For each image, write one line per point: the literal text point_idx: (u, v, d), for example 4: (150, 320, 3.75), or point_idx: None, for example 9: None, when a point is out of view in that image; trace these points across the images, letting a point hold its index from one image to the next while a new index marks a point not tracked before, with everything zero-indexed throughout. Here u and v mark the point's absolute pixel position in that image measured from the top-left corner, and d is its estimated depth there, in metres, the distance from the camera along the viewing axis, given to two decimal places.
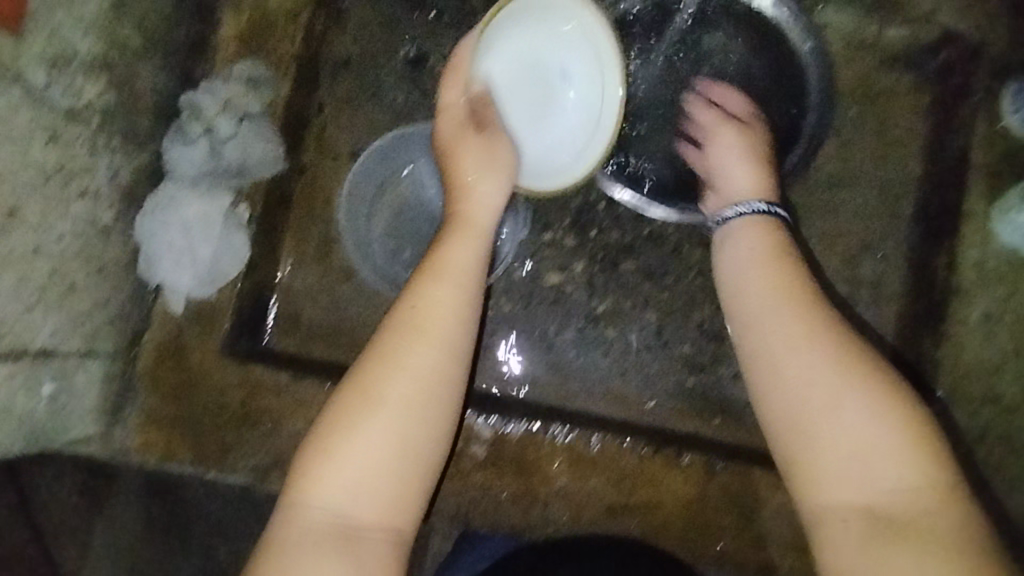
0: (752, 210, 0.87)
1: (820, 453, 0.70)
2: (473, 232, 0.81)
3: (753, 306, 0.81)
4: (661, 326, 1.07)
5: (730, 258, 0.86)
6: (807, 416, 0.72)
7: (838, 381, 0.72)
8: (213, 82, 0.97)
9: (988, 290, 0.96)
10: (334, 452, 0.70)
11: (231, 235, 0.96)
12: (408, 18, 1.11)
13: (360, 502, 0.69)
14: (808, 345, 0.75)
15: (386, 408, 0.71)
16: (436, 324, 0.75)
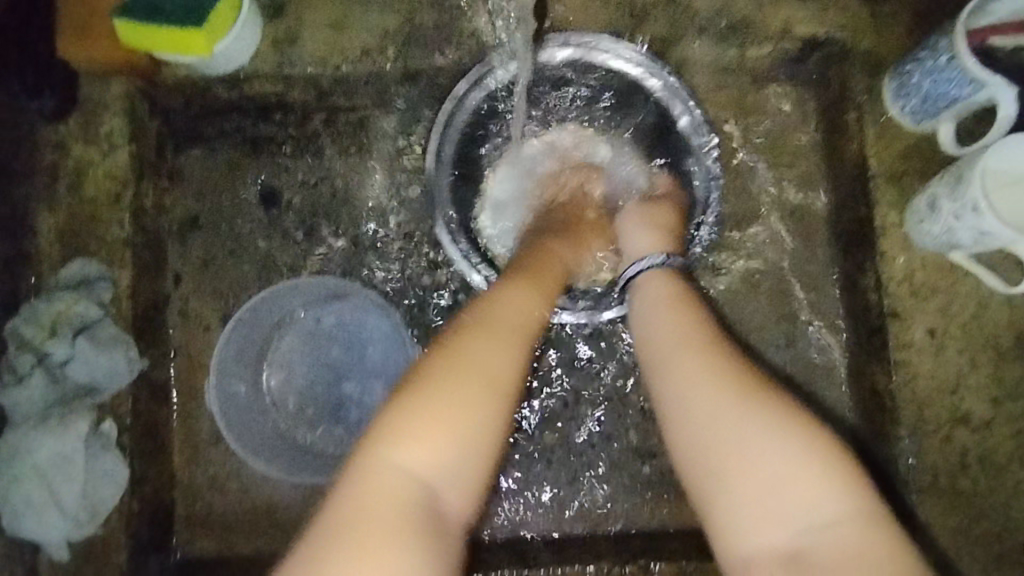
0: (649, 263, 0.78)
1: (728, 493, 0.59)
2: (555, 271, 0.79)
3: (649, 332, 0.71)
4: (599, 419, 0.96)
5: (634, 310, 0.75)
6: (704, 445, 0.61)
7: (740, 414, 0.61)
8: (36, 302, 0.86)
9: (925, 303, 0.88)
10: (435, 399, 0.57)
11: (100, 461, 0.86)
12: (248, 159, 1.02)
13: (450, 478, 0.56)
14: (704, 369, 0.64)
15: (489, 383, 0.59)
16: (508, 318, 0.65)
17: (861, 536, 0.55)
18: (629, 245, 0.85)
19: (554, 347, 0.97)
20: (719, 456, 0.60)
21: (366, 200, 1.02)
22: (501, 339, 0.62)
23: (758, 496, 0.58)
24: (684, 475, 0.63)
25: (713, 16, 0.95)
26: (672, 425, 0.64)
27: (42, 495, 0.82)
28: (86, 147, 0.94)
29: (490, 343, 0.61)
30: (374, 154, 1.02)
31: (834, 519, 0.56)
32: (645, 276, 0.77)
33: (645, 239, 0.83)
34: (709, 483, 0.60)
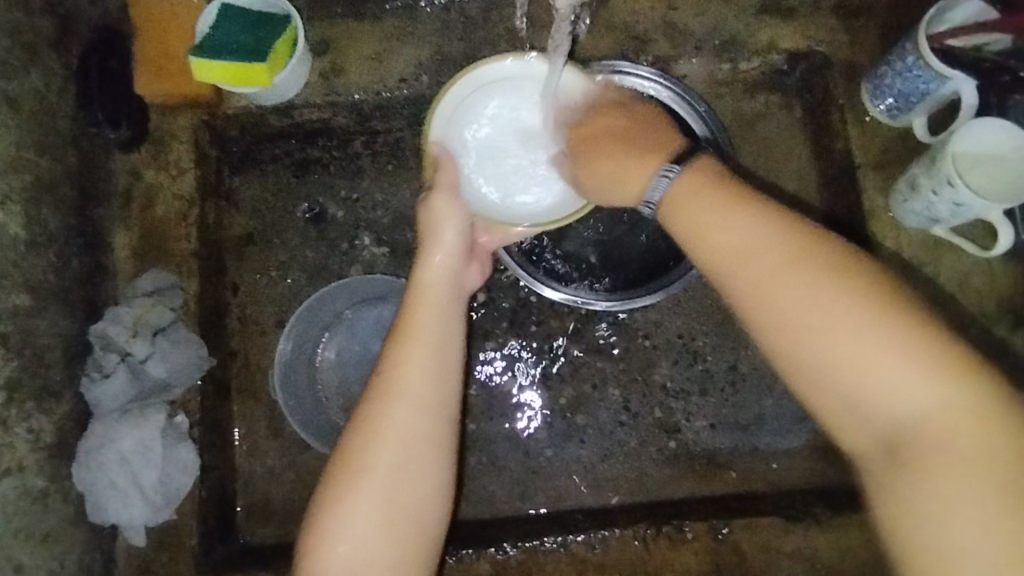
0: (669, 174, 0.71)
1: (853, 404, 0.58)
2: (433, 298, 0.77)
3: (736, 234, 0.65)
4: (627, 399, 1.04)
5: (675, 205, 0.70)
6: (831, 368, 0.58)
7: (872, 326, 0.57)
8: (118, 308, 0.96)
9: (914, 276, 0.98)
10: (336, 518, 0.67)
11: (175, 450, 0.93)
12: (297, 180, 1.13)
13: (368, 571, 0.66)
14: (791, 265, 0.61)
15: (378, 471, 0.69)
16: (416, 372, 0.72)
17: (979, 414, 0.54)
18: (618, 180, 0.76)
19: (582, 334, 1.06)
20: (855, 377, 0.57)
21: (404, 211, 1.13)
22: (408, 411, 0.71)
23: (890, 418, 0.57)
24: (815, 390, 0.60)
25: (707, 36, 1.08)
26: (793, 350, 0.60)
27: (127, 480, 0.90)
28: (155, 173, 1.05)
29: (376, 428, 0.70)
30: (405, 169, 1.14)
31: (967, 433, 0.54)
32: (672, 193, 0.70)
33: (635, 168, 0.74)
34: (826, 391, 0.59)
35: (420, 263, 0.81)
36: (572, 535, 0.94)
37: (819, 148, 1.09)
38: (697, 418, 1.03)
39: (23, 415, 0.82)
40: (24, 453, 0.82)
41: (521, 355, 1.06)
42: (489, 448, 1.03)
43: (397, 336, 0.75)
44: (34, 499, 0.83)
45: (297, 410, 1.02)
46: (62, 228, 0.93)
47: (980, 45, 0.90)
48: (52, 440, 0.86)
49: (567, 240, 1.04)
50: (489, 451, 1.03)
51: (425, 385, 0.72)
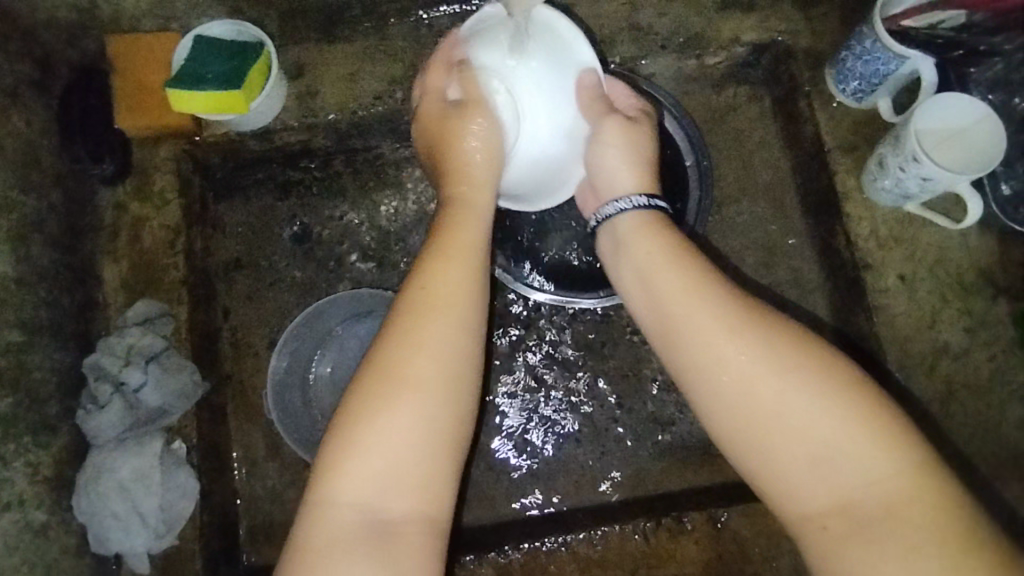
0: (633, 205, 0.82)
1: (773, 446, 0.66)
2: (473, 216, 0.81)
3: (662, 278, 0.74)
4: (619, 395, 1.05)
5: (628, 263, 0.79)
6: (752, 406, 0.66)
7: (770, 370, 0.66)
8: (109, 339, 0.97)
9: (891, 253, 1.00)
10: (369, 431, 0.69)
11: (175, 474, 0.94)
12: (281, 202, 1.16)
13: (395, 492, 0.69)
14: (723, 319, 0.69)
15: (421, 383, 0.71)
16: (459, 288, 0.75)
17: (881, 458, 0.62)
18: (607, 159, 0.86)
19: (571, 333, 1.07)
20: (766, 422, 0.66)
21: (388, 225, 1.15)
22: (450, 324, 0.74)
23: (792, 449, 0.65)
24: (716, 429, 0.69)
25: (671, 34, 1.10)
26: (724, 401, 0.68)
27: (127, 509, 0.90)
28: (140, 204, 1.07)
29: (417, 334, 0.73)
30: (386, 185, 1.16)
31: (871, 460, 0.63)
32: (626, 222, 0.81)
33: (635, 166, 0.86)
34: (747, 436, 0.67)
35: (460, 184, 0.83)
36: (572, 534, 0.94)
37: (791, 134, 1.11)
38: (691, 408, 1.04)
39: (19, 450, 0.83)
40: (22, 487, 0.83)
41: (512, 359, 1.06)
42: (486, 453, 1.04)
43: (441, 249, 0.77)
44: (35, 532, 0.83)
45: (291, 429, 1.04)
46: (50, 265, 0.95)
47: (935, 24, 0.92)
48: (51, 473, 0.87)
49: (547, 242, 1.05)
50: (487, 456, 1.03)
51: (463, 297, 0.76)
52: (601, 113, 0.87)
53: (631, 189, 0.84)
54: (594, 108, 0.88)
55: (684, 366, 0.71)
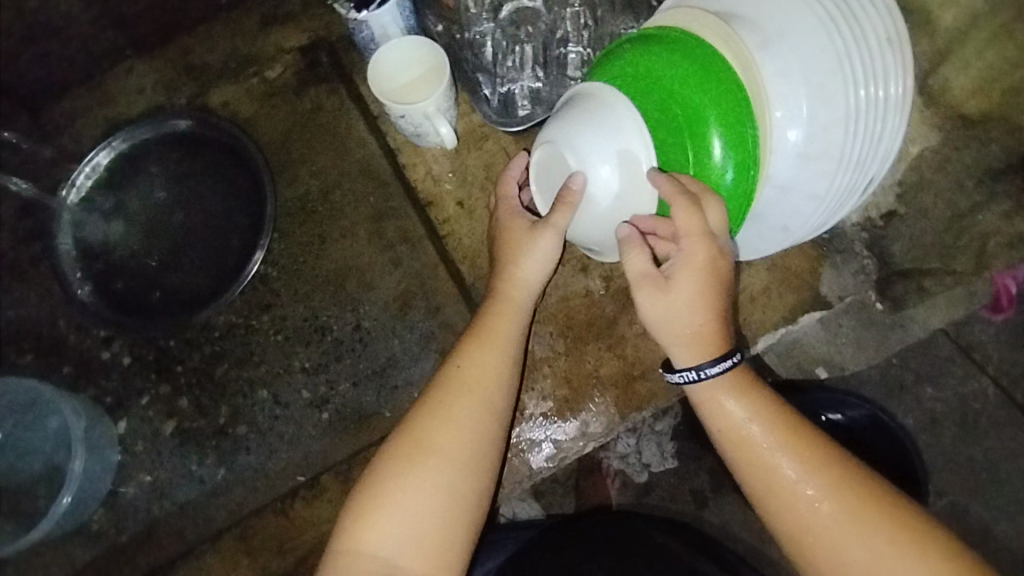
0: (704, 373, 0.76)
1: (843, 561, 0.69)
2: (512, 309, 0.90)
3: (744, 425, 0.75)
4: (276, 394, 1.14)
5: (717, 416, 0.77)
6: (823, 527, 0.70)
7: (861, 534, 0.69)
8: None
9: (447, 187, 1.14)
10: (406, 484, 0.81)
11: None
12: None
13: (401, 553, 0.79)
14: (803, 453, 0.73)
15: (450, 458, 0.82)
16: (490, 376, 0.87)
17: None
18: (670, 324, 0.78)
19: (220, 357, 1.16)
20: (830, 544, 0.70)
21: (35, 315, 1.19)
22: (472, 409, 0.85)
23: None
24: (780, 531, 0.73)
25: (228, 63, 1.24)
26: (788, 513, 0.72)
27: None
28: None
29: (440, 427, 0.84)
30: (15, 279, 1.20)
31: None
32: (703, 389, 0.78)
33: (695, 330, 0.77)
34: (806, 542, 0.71)
35: (507, 277, 0.91)
36: (250, 522, 1.09)
37: (362, 106, 1.21)
38: (341, 382, 1.13)
39: None
40: None
41: (174, 397, 1.15)
42: (169, 490, 1.11)
43: (479, 338, 0.89)
44: None
45: None
46: None
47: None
48: None
49: (162, 275, 1.18)
50: (168, 495, 1.11)
51: (499, 390, 0.88)
52: (637, 274, 0.78)
53: (698, 351, 0.78)
54: (635, 261, 0.78)
55: (763, 489, 0.73)
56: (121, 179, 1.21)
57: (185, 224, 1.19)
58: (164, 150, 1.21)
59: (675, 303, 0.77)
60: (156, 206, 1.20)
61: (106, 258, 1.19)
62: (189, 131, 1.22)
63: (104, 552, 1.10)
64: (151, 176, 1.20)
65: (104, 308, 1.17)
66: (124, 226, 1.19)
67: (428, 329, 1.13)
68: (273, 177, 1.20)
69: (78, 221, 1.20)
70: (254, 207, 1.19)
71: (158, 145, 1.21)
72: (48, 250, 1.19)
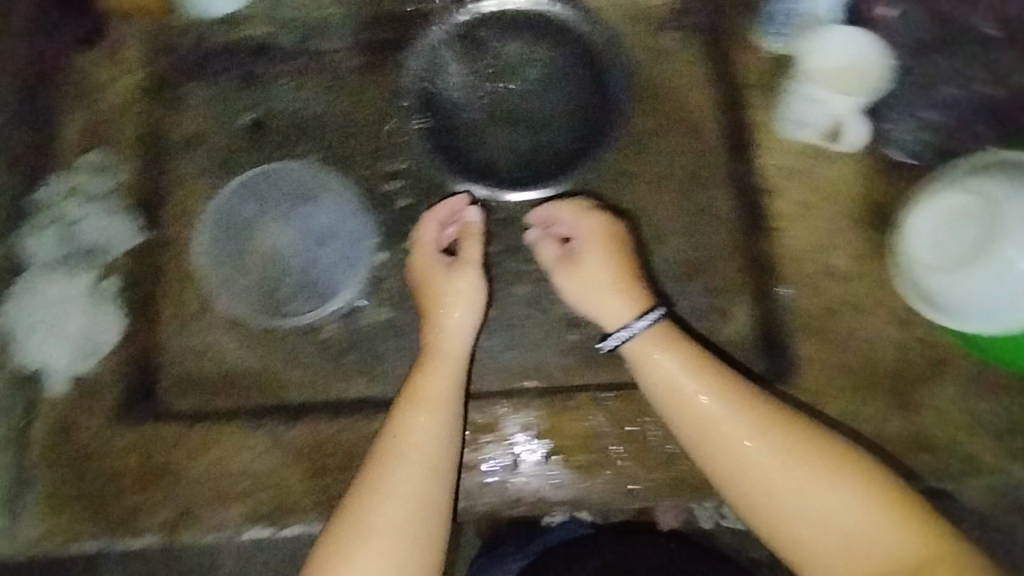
0: (635, 329, 0.91)
1: (787, 504, 0.77)
2: (440, 368, 0.95)
3: (684, 390, 0.86)
4: (535, 296, 1.13)
5: (648, 376, 0.90)
6: (746, 458, 0.81)
7: (757, 436, 0.81)
8: (66, 177, 1.08)
9: (791, 185, 1.12)
10: (373, 529, 0.82)
11: (103, 308, 1.03)
12: (240, 90, 1.21)
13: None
14: (764, 427, 0.82)
15: (383, 536, 0.82)
16: (422, 443, 0.89)
17: (906, 537, 0.73)
18: (595, 302, 0.96)
19: (496, 236, 1.14)
20: (778, 496, 0.78)
21: (342, 122, 1.21)
22: (393, 473, 0.86)
23: (767, 480, 0.79)
24: (738, 487, 0.81)
25: None
26: (743, 472, 0.80)
27: (56, 325, 1.00)
28: (111, 74, 1.17)
29: (381, 506, 0.84)
30: (344, 87, 1.21)
31: (867, 518, 0.75)
32: (634, 344, 0.91)
33: (622, 295, 0.94)
34: (790, 501, 0.77)
35: (436, 324, 1.00)
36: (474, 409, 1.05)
37: (729, 73, 1.18)
38: None
39: None
40: None
41: None
42: (403, 335, 1.10)
43: (406, 404, 0.91)
44: None
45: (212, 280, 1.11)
46: None
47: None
48: None
49: (485, 142, 1.16)
50: (403, 338, 1.10)
51: (440, 451, 0.89)
52: (551, 260, 1.01)
53: (626, 315, 0.93)
54: (545, 254, 1.02)
55: (706, 443, 0.83)
56: (487, 39, 1.20)
57: (524, 110, 1.17)
58: (539, 31, 1.20)
59: (594, 265, 0.97)
60: (508, 78, 1.19)
61: (442, 100, 1.19)
62: (572, 28, 1.20)
63: (325, 365, 1.08)
64: (518, 48, 1.19)
65: (420, 145, 1.18)
66: (470, 82, 1.19)
67: (708, 305, 1.11)
68: (628, 103, 1.18)
69: (437, 51, 1.21)
70: (600, 127, 1.16)
71: (537, 24, 1.20)
72: (394, 67, 1.21)
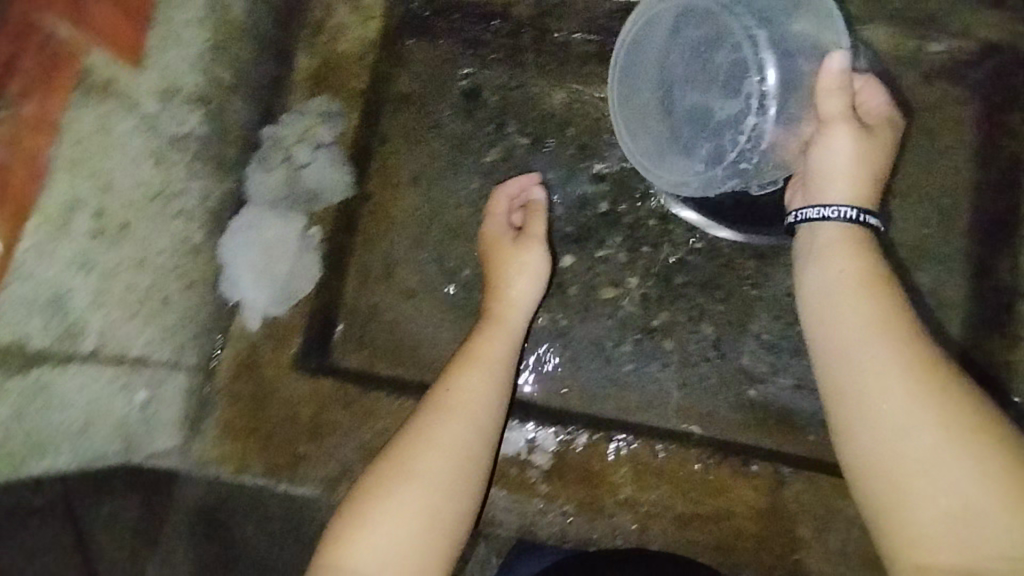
0: (839, 213, 0.83)
1: (917, 490, 0.66)
2: (503, 330, 0.96)
3: (849, 318, 0.77)
4: (718, 339, 1.07)
5: (815, 272, 0.82)
6: (889, 414, 0.70)
7: (948, 436, 0.67)
8: (292, 116, 1.05)
9: None
10: (424, 465, 0.81)
11: (305, 255, 1.02)
12: (464, 59, 1.19)
13: (424, 529, 0.78)
14: (925, 394, 0.69)
15: (425, 481, 0.80)
16: (462, 399, 0.87)
17: (1020, 541, 0.62)
18: (823, 179, 0.85)
19: (687, 268, 1.09)
20: (937, 468, 0.66)
21: (554, 113, 1.18)
22: (449, 423, 0.85)
23: (911, 465, 0.67)
24: (875, 491, 0.70)
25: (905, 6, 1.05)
26: (882, 415, 0.70)
27: (262, 263, 1.00)
28: (347, 14, 1.13)
29: (426, 450, 0.82)
30: (568, 76, 1.18)
31: (1010, 532, 0.63)
32: (828, 230, 0.83)
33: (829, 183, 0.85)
34: (885, 481, 0.69)
35: (502, 300, 0.98)
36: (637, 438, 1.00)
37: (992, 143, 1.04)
38: (784, 376, 1.05)
39: None
40: (193, 206, 0.93)
41: (626, 271, 1.10)
42: (574, 346, 1.08)
43: (466, 362, 0.91)
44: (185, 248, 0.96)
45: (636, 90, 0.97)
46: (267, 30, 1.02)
47: None
48: (213, 206, 0.96)
49: None
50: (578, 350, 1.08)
51: (471, 428, 0.86)
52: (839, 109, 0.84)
53: (844, 201, 0.84)
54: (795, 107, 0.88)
55: (848, 405, 0.73)
56: None
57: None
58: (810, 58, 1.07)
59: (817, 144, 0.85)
60: None
61: None
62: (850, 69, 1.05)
63: None
64: None
65: None
66: None
67: None
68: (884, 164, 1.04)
69: None
70: None
71: None
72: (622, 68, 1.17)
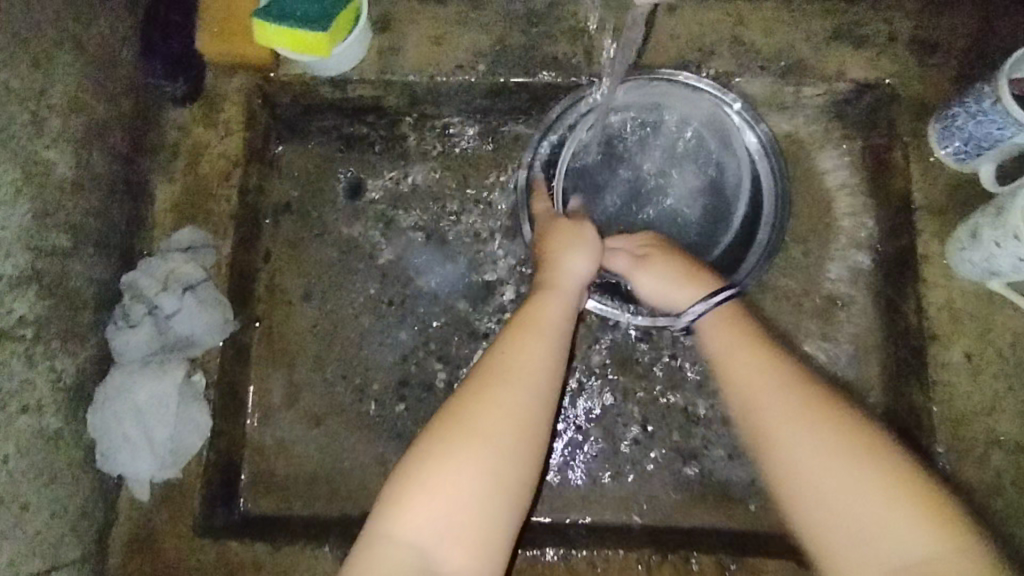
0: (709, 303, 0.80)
1: (823, 506, 0.64)
2: (564, 295, 0.84)
3: (731, 351, 0.76)
4: (645, 418, 1.03)
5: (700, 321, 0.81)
6: (784, 438, 0.68)
7: (836, 450, 0.66)
8: (151, 261, 0.96)
9: (962, 330, 0.94)
10: (481, 436, 0.71)
11: (189, 410, 0.93)
12: (342, 158, 1.13)
13: (464, 504, 0.68)
14: (807, 412, 0.68)
15: (481, 444, 0.70)
16: (524, 366, 0.76)
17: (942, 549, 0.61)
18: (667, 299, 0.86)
19: (603, 349, 1.05)
20: (836, 485, 0.64)
21: (446, 203, 1.12)
22: (514, 386, 0.74)
23: (815, 485, 0.65)
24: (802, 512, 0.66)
25: (775, 56, 1.03)
26: (778, 441, 0.68)
27: (139, 432, 0.90)
28: (205, 131, 1.03)
29: (482, 413, 0.72)
30: (453, 162, 1.12)
31: (926, 538, 0.61)
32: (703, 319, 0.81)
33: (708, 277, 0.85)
34: (799, 502, 0.66)
35: (558, 266, 0.87)
36: (574, 549, 0.92)
37: (881, 178, 1.04)
38: (715, 447, 1.02)
39: (48, 356, 0.82)
40: (44, 391, 0.81)
41: None
42: None
43: (522, 327, 0.79)
44: None
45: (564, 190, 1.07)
46: (106, 177, 0.92)
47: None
48: (72, 381, 0.86)
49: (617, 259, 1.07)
50: None
51: (533, 392, 0.74)
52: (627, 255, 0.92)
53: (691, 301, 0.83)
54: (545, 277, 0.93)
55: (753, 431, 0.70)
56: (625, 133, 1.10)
57: None
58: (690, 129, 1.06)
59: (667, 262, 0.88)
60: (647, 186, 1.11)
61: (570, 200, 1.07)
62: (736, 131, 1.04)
63: None
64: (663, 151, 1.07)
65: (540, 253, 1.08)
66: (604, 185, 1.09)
67: None
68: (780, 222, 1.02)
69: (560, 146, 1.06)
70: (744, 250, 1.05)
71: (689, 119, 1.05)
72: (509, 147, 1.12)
